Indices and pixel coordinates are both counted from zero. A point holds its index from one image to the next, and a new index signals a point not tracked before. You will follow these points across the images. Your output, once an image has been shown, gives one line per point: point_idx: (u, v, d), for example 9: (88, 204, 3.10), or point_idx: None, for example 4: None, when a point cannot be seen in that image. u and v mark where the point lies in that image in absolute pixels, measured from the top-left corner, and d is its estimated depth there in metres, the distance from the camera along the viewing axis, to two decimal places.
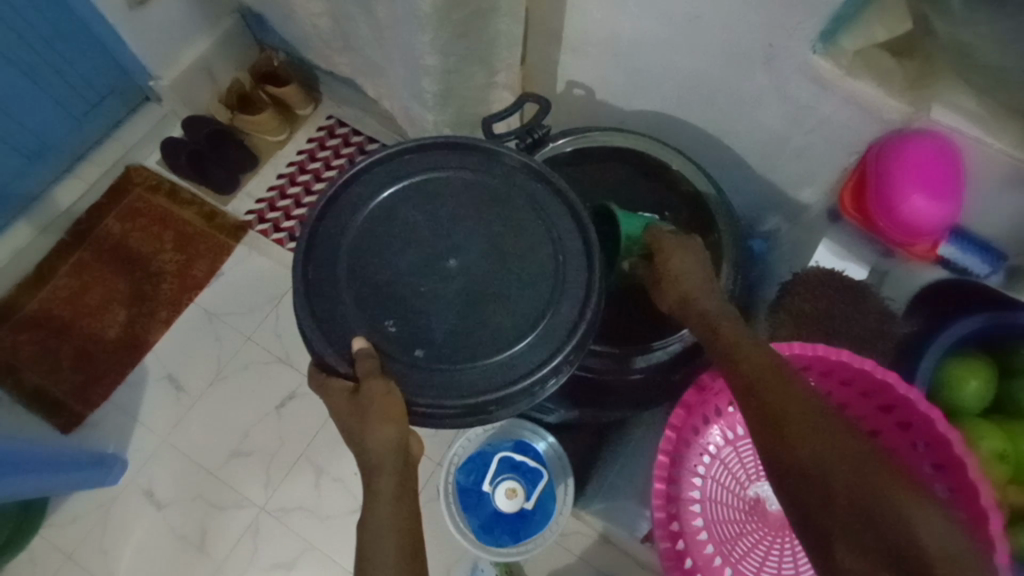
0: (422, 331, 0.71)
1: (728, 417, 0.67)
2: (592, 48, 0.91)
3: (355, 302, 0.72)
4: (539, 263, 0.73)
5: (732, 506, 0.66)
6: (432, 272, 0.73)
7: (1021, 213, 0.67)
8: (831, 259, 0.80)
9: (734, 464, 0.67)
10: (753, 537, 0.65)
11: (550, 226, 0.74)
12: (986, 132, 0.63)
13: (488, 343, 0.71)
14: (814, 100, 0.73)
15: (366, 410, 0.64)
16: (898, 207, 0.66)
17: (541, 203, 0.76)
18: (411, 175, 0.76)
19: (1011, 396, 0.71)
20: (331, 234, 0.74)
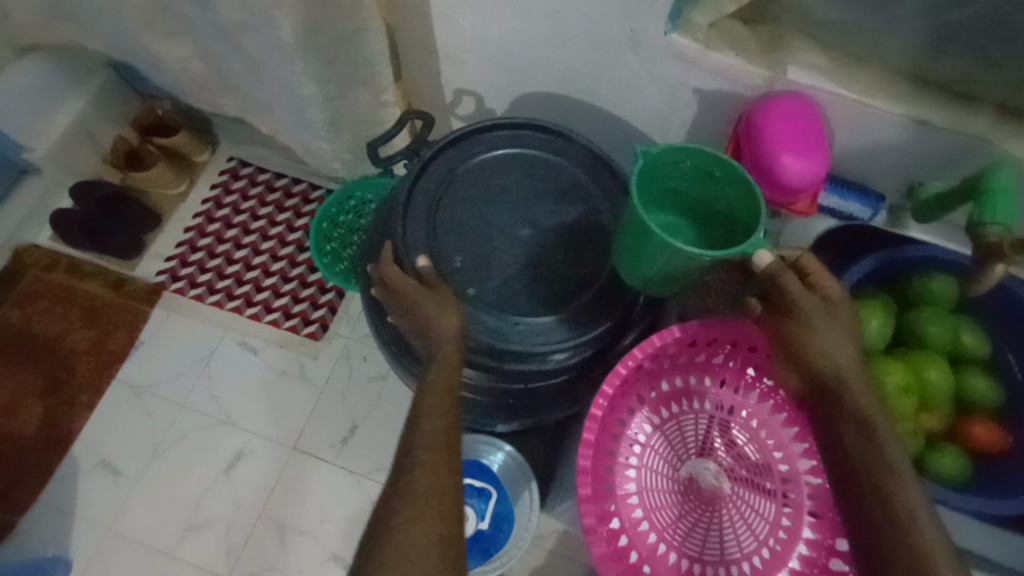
0: (481, 281, 0.74)
1: (649, 403, 0.68)
2: (469, 54, 0.89)
3: (433, 236, 0.74)
4: (587, 232, 0.77)
5: (668, 493, 0.66)
6: (505, 235, 0.76)
7: (891, 153, 0.70)
8: None
9: (662, 447, 0.68)
10: (693, 518, 0.66)
11: (607, 198, 0.78)
12: (838, 85, 0.66)
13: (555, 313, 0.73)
14: (684, 76, 0.74)
15: (420, 305, 0.67)
16: (772, 169, 0.66)
17: (603, 182, 0.78)
18: (502, 148, 0.78)
19: (910, 327, 0.73)
20: (441, 170, 0.77)
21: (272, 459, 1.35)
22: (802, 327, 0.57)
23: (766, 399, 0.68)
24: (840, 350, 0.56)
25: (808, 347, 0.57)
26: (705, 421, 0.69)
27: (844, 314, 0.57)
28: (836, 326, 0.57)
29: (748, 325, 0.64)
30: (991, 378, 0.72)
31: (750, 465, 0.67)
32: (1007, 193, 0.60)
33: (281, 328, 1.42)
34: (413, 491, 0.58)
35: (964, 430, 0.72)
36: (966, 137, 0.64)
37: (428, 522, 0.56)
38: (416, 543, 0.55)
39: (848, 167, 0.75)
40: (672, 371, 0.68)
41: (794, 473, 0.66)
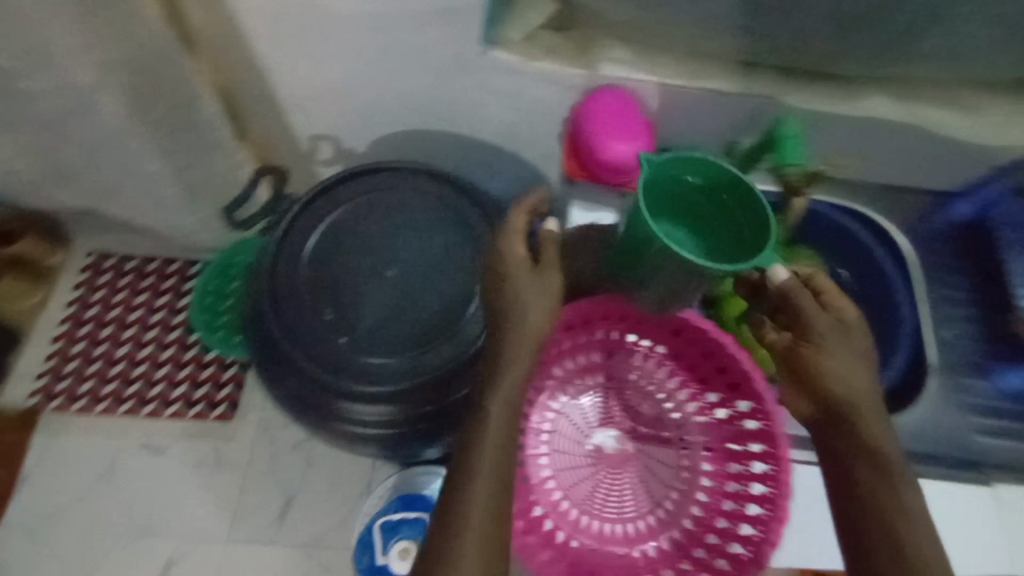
0: (354, 328, 0.74)
1: (547, 390, 0.70)
2: (313, 102, 0.90)
3: (306, 294, 0.75)
4: (454, 256, 0.78)
5: (579, 467, 0.69)
6: (373, 278, 0.76)
7: (704, 120, 0.80)
8: (583, 216, 0.79)
9: (565, 430, 0.70)
10: (606, 485, 0.68)
11: (473, 221, 0.79)
12: (644, 71, 0.74)
13: (429, 345, 0.74)
14: (517, 85, 0.80)
15: (511, 291, 0.62)
16: (604, 156, 0.73)
17: (466, 207, 0.80)
18: (360, 195, 0.79)
19: None
20: (301, 227, 0.77)
21: (207, 558, 1.25)
22: (815, 349, 0.58)
23: (651, 359, 0.72)
24: (854, 372, 0.58)
25: (829, 375, 0.57)
26: (602, 393, 0.71)
27: (861, 342, 0.59)
28: (857, 352, 0.58)
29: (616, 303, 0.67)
30: None
31: (647, 423, 0.70)
32: (793, 137, 0.71)
33: (187, 418, 1.33)
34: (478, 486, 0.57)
35: None
36: (756, 96, 0.74)
37: (486, 517, 0.57)
38: (477, 537, 0.56)
39: (675, 139, 0.84)
40: (558, 356, 0.70)
41: (685, 417, 0.70)
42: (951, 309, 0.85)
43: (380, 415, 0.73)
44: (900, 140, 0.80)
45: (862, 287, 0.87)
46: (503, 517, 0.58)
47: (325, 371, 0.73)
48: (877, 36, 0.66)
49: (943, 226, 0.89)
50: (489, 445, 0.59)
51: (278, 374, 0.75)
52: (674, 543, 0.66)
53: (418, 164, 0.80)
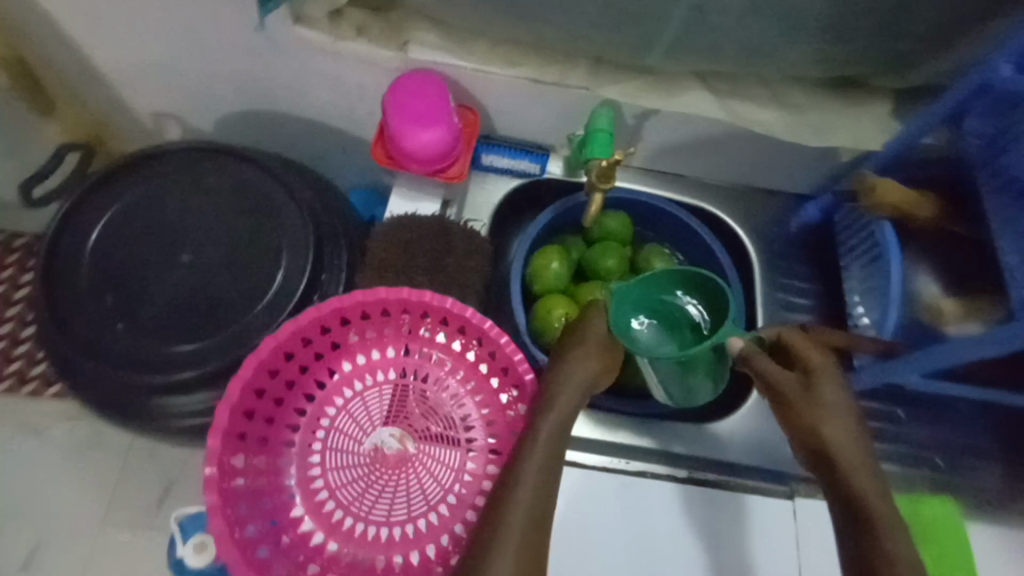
0: (132, 314, 0.69)
1: (331, 385, 0.66)
2: (140, 77, 0.85)
3: (87, 279, 0.70)
4: (257, 238, 0.72)
5: (352, 466, 0.64)
6: (160, 263, 0.71)
7: (532, 111, 0.76)
8: (402, 205, 0.77)
9: (343, 426, 0.65)
10: (379, 486, 0.63)
11: (274, 204, 0.74)
12: (456, 57, 0.70)
13: (216, 332, 0.68)
14: (337, 68, 0.76)
15: (590, 339, 0.62)
16: (400, 143, 0.68)
17: (269, 191, 0.75)
18: (157, 175, 0.74)
19: (590, 263, 0.80)
20: (89, 209, 0.72)
21: None
22: (784, 409, 0.57)
23: (444, 354, 0.68)
24: (830, 417, 0.55)
25: (812, 427, 0.55)
26: (391, 389, 0.67)
27: (835, 392, 0.56)
28: (834, 404, 0.56)
29: (400, 293, 0.62)
30: None
31: (437, 422, 0.66)
32: (603, 133, 0.70)
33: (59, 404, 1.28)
34: (524, 500, 0.53)
35: None
36: (574, 89, 0.72)
37: (524, 539, 0.51)
38: (513, 555, 0.50)
39: (511, 129, 0.81)
40: (347, 349, 0.67)
41: (476, 418, 0.66)
42: (791, 315, 0.82)
43: (158, 410, 0.67)
44: (736, 140, 0.78)
45: None
46: (543, 545, 0.52)
47: (97, 363, 0.67)
48: (679, 30, 0.63)
49: (796, 229, 0.86)
50: (528, 468, 0.55)
51: (57, 366, 0.69)
52: (441, 554, 0.60)
53: (220, 143, 0.75)
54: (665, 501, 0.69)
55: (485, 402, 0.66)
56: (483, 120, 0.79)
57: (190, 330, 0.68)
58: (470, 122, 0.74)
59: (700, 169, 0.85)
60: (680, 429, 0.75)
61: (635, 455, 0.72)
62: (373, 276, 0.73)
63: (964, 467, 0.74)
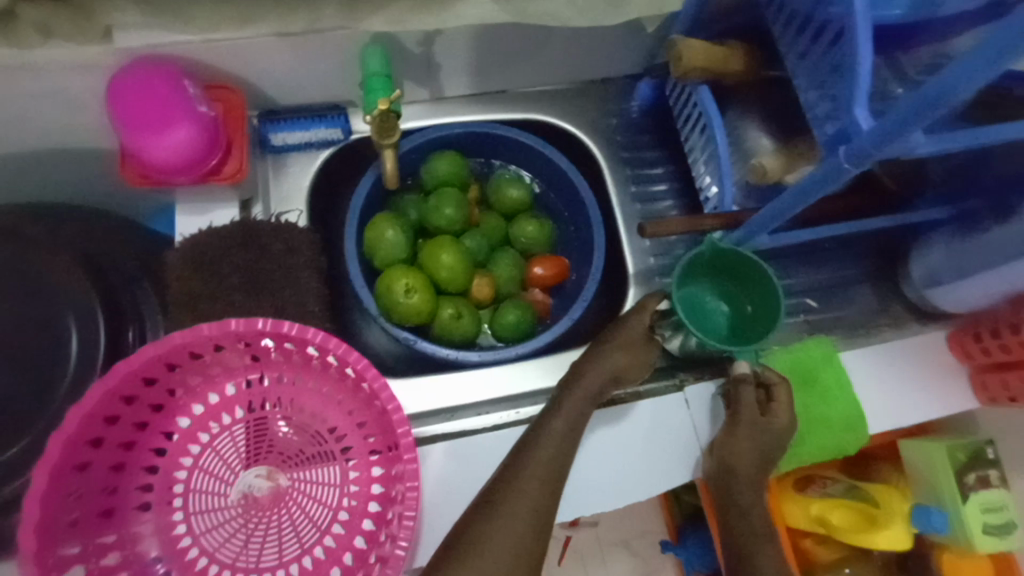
0: None
1: (173, 447, 0.61)
2: None
3: None
4: (25, 316, 0.60)
5: (225, 522, 0.60)
6: None
7: (304, 68, 0.66)
8: (191, 221, 0.66)
9: (201, 486, 0.60)
10: (262, 531, 0.59)
11: (30, 272, 0.61)
12: (176, 33, 0.57)
13: (20, 436, 0.58)
14: (43, 86, 0.61)
15: (625, 342, 0.65)
16: (148, 156, 0.57)
17: (20, 257, 0.62)
18: None
19: (430, 218, 0.73)
20: None
21: None
22: (729, 426, 0.63)
23: (285, 374, 0.62)
24: (761, 454, 0.62)
25: (734, 444, 0.62)
26: (242, 429, 0.61)
27: (777, 437, 0.62)
28: (767, 439, 0.62)
29: (197, 334, 0.54)
30: (537, 218, 0.78)
31: (302, 446, 0.61)
32: (379, 76, 0.61)
33: None
34: (551, 448, 0.58)
35: (532, 275, 0.78)
36: (331, 31, 0.60)
37: (540, 499, 0.55)
38: (526, 508, 0.54)
39: (291, 94, 0.70)
40: (176, 406, 0.61)
41: (340, 426, 0.61)
42: (653, 207, 0.79)
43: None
44: (542, 40, 0.70)
45: (566, 204, 0.81)
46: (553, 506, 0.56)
47: None
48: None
49: (636, 113, 0.82)
50: (555, 427, 0.60)
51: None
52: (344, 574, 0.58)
53: None
54: (648, 421, 0.66)
55: (343, 407, 0.61)
56: (254, 96, 0.68)
57: None
58: (232, 105, 0.64)
59: (517, 80, 0.78)
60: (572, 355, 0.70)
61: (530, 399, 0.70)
62: (180, 314, 0.64)
63: (839, 300, 0.76)
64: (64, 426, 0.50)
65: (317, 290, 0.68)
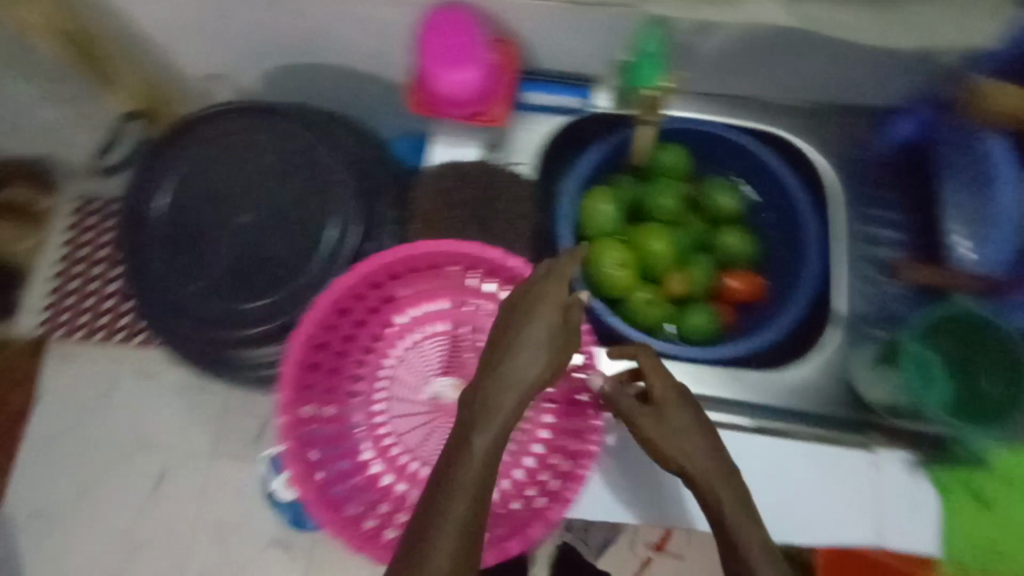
0: (203, 272, 0.73)
1: (388, 337, 0.69)
2: (189, 38, 0.86)
3: (164, 246, 0.74)
4: (306, 196, 0.74)
5: (415, 416, 0.68)
6: (223, 225, 0.75)
7: (577, 36, 0.70)
8: (444, 152, 0.75)
9: (405, 376, 0.69)
10: (443, 432, 0.68)
11: (319, 162, 0.75)
12: None
13: (286, 288, 0.72)
14: (371, 7, 0.72)
15: (527, 327, 0.56)
16: (434, 88, 0.64)
17: (313, 149, 0.76)
18: (207, 140, 0.76)
19: (645, 202, 0.76)
20: (154, 175, 0.76)
21: None
22: (656, 427, 0.58)
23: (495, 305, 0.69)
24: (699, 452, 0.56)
25: (678, 450, 0.57)
26: (444, 341, 0.70)
27: (683, 424, 0.58)
28: (692, 450, 0.57)
29: (448, 249, 0.62)
30: (743, 231, 0.78)
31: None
32: (651, 55, 0.64)
33: None
34: (480, 471, 0.50)
35: (722, 285, 0.78)
36: (620, 6, 0.64)
37: (473, 495, 0.49)
38: (461, 527, 0.48)
39: (554, 59, 0.75)
40: (400, 303, 0.69)
41: None
42: (881, 251, 0.72)
43: (246, 360, 0.74)
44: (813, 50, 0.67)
45: (778, 221, 0.77)
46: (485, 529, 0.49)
47: (180, 320, 0.73)
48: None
49: (889, 150, 0.73)
50: (480, 447, 0.51)
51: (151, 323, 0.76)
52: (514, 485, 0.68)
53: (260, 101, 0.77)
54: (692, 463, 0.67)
55: None
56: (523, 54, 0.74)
57: (255, 285, 0.73)
58: (507, 57, 0.68)
59: (769, 89, 0.76)
60: (750, 374, 0.70)
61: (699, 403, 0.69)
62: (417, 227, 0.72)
63: None
64: (330, 290, 0.62)
65: (526, 238, 0.73)
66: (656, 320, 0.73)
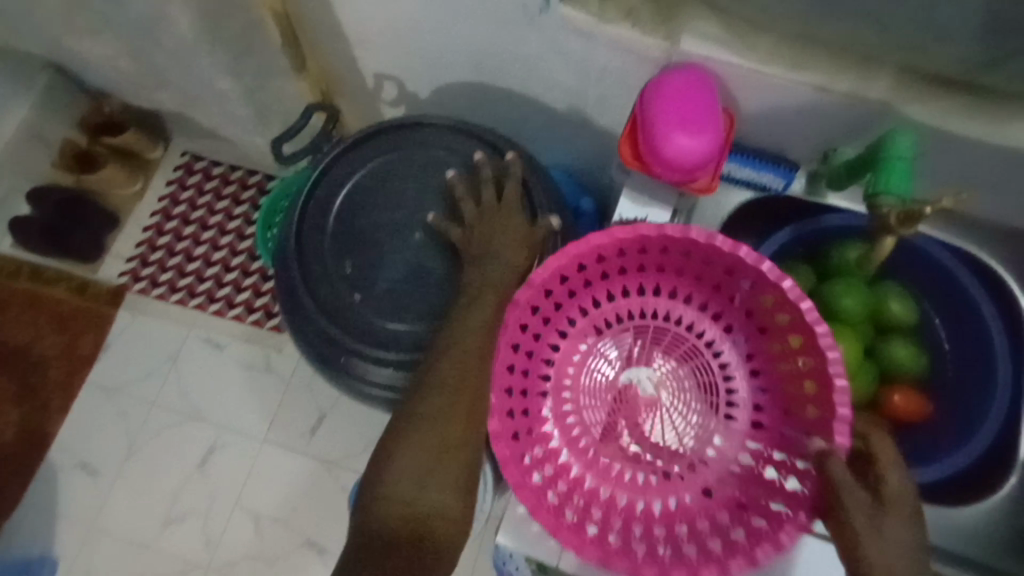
0: (368, 278, 0.78)
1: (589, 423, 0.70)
2: (375, 38, 0.85)
3: (332, 244, 0.80)
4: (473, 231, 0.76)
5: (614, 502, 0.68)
6: (397, 239, 0.79)
7: (797, 119, 0.67)
8: (631, 208, 0.72)
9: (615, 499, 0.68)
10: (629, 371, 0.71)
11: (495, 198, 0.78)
12: (733, 53, 0.62)
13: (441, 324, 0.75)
14: (587, 51, 0.70)
15: (490, 230, 0.74)
16: (663, 149, 0.62)
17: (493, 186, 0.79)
18: (401, 151, 0.82)
19: (826, 300, 0.71)
20: (343, 171, 0.81)
21: (245, 452, 1.40)
22: (843, 524, 0.54)
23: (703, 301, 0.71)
24: (884, 544, 0.52)
25: (856, 539, 0.53)
26: (641, 314, 0.72)
27: (900, 508, 0.54)
28: (888, 527, 0.53)
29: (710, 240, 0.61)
30: (914, 346, 0.72)
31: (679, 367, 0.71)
32: (905, 158, 0.60)
33: (246, 322, 1.46)
34: (446, 393, 0.62)
35: (885, 401, 0.72)
36: (868, 101, 0.61)
37: (447, 429, 0.61)
38: (438, 438, 0.60)
39: (760, 134, 0.72)
40: (644, 277, 0.71)
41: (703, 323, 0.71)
42: None
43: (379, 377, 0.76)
44: None
45: (956, 343, 0.73)
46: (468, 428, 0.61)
47: (331, 321, 0.77)
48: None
49: None
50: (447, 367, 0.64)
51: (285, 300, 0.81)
52: (637, 516, 0.66)
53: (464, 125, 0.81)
54: None
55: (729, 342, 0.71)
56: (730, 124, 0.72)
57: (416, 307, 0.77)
58: (728, 127, 0.66)
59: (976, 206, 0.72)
60: None
61: None
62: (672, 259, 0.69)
63: None
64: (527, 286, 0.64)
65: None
66: None
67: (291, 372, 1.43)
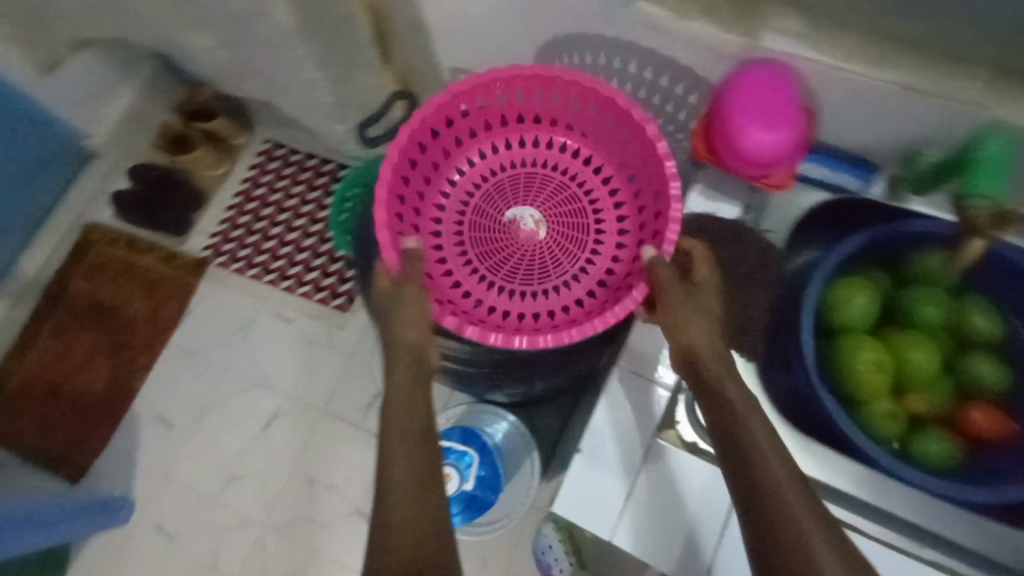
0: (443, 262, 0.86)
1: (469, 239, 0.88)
2: (455, 32, 0.89)
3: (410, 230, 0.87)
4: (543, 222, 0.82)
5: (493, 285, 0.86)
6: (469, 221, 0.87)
7: (878, 119, 0.66)
8: (702, 204, 0.75)
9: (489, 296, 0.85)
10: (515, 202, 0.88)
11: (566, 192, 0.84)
12: (815, 51, 0.62)
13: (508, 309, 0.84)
14: (663, 47, 0.71)
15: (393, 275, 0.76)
16: (739, 143, 0.63)
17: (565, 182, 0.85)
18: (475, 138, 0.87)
19: (904, 306, 0.70)
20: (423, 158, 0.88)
21: (304, 420, 1.48)
22: (667, 309, 0.66)
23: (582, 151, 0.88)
24: (704, 333, 0.64)
25: (680, 327, 0.65)
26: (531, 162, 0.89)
27: (708, 300, 0.67)
28: (699, 307, 0.66)
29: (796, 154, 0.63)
30: (1000, 362, 0.69)
31: (564, 213, 0.87)
32: (997, 158, 0.57)
33: (312, 299, 1.55)
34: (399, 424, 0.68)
35: (962, 415, 0.70)
36: (957, 103, 0.59)
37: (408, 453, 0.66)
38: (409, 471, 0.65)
39: (837, 136, 0.71)
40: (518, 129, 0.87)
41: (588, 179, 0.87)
42: None
43: None
44: None
45: None
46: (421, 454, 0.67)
47: None
48: None
49: None
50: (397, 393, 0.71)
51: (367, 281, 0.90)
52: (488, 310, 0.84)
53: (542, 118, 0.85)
54: None
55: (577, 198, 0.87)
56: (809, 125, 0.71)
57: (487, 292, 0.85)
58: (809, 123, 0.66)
59: None
60: (984, 522, 0.66)
61: (928, 542, 0.66)
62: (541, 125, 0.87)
63: None
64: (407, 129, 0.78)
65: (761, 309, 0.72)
66: (889, 435, 0.68)
67: (351, 349, 1.51)
